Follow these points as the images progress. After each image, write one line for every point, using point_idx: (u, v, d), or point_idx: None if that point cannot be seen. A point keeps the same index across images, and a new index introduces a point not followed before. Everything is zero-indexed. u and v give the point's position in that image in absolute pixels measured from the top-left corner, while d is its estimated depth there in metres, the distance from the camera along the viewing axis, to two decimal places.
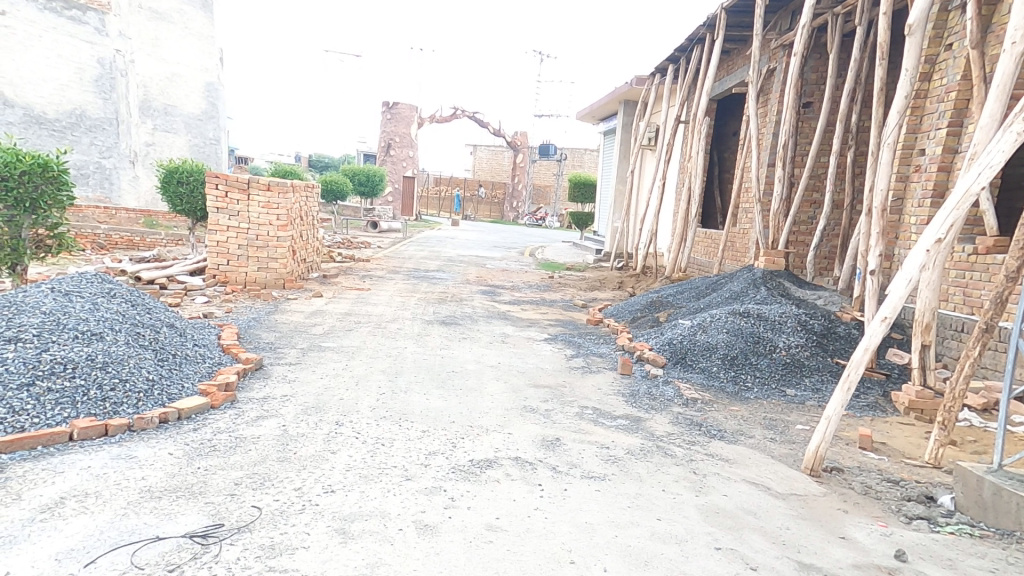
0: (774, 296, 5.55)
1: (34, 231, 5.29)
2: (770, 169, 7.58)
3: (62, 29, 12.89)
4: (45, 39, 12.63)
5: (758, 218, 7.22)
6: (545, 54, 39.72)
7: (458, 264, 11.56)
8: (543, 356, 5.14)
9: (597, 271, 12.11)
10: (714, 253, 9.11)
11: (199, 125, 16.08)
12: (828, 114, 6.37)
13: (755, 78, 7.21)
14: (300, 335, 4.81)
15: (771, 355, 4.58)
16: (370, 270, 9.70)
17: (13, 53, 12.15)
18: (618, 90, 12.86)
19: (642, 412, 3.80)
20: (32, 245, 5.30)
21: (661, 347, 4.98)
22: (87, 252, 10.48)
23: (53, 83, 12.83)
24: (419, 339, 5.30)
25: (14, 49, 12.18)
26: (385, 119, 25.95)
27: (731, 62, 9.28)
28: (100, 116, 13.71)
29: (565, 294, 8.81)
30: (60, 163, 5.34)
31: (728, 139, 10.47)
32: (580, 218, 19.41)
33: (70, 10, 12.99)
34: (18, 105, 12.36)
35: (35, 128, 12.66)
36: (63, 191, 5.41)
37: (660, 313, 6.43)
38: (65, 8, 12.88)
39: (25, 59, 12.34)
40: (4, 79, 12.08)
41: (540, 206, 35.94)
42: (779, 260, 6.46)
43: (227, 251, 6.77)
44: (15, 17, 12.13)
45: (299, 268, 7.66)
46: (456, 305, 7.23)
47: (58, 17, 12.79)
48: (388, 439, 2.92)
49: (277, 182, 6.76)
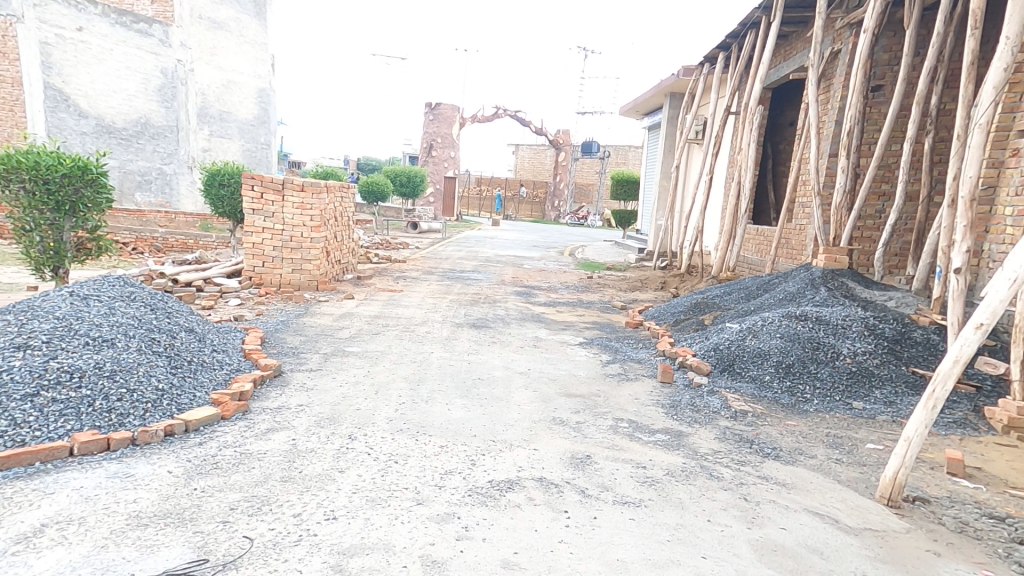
0: (835, 297, 5.03)
1: (75, 234, 5.41)
2: (833, 159, 6.96)
3: (131, 43, 13.39)
4: (116, 52, 13.07)
5: (818, 212, 6.63)
6: (589, 48, 39.08)
7: (495, 264, 11.36)
8: (576, 362, 4.83)
9: (639, 270, 11.62)
10: (767, 251, 8.51)
11: (252, 130, 16.93)
12: (902, 96, 5.77)
13: (816, 61, 6.63)
14: (326, 339, 4.69)
15: (833, 363, 4.09)
16: (405, 271, 9.63)
17: (87, 67, 12.54)
18: (664, 82, 12.35)
19: (683, 425, 3.43)
20: (74, 247, 5.43)
21: (707, 353, 4.57)
22: (145, 256, 10.83)
23: (122, 94, 13.31)
24: (447, 343, 5.10)
25: (89, 62, 12.59)
26: (427, 120, 26.11)
27: (789, 46, 8.66)
28: (163, 124, 14.24)
29: (604, 295, 8.44)
30: (99, 165, 5.41)
31: (784, 129, 9.82)
32: (623, 217, 18.89)
33: (138, 24, 13.48)
34: (91, 116, 12.81)
35: (107, 137, 13.13)
36: (102, 194, 5.48)
37: (706, 316, 5.98)
38: (133, 21, 13.38)
39: (99, 73, 12.79)
40: (80, 92, 12.51)
41: (581, 205, 35.46)
42: (842, 257, 5.89)
43: (262, 252, 6.77)
44: (90, 32, 12.53)
45: (333, 270, 7.64)
46: (489, 307, 7.01)
47: (127, 31, 13.26)
48: (402, 455, 2.70)
49: (310, 182, 6.73)
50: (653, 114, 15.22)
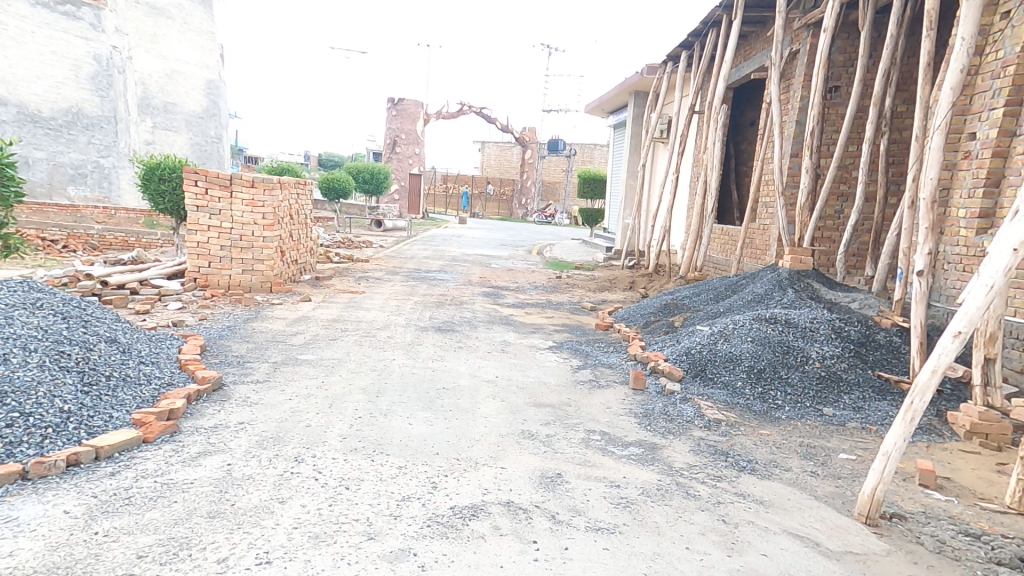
0: (803, 299, 4.98)
1: None
2: (795, 159, 6.97)
3: (57, 25, 12.52)
4: (38, 35, 12.26)
5: (782, 213, 6.63)
6: (554, 45, 39.03)
7: (462, 264, 11.10)
8: (546, 369, 4.62)
9: (607, 270, 11.55)
10: (732, 251, 8.52)
11: (201, 123, 16.05)
12: (858, 97, 5.79)
13: (777, 60, 6.61)
14: (276, 347, 4.34)
15: (802, 368, 4.01)
16: (368, 271, 9.26)
17: (4, 51, 11.80)
18: (628, 79, 12.28)
19: (657, 437, 3.27)
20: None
21: (678, 358, 4.45)
22: (81, 254, 10.13)
23: (49, 80, 12.47)
24: (410, 349, 4.82)
25: (8, 45, 11.85)
26: (390, 115, 25.37)
27: (749, 46, 8.68)
28: (98, 114, 13.35)
29: (573, 295, 8.30)
30: (3, 156, 5.29)
31: (745, 129, 9.89)
32: (590, 215, 18.87)
33: (64, 6, 12.61)
34: (11, 103, 11.98)
35: (30, 127, 12.28)
36: (4, 186, 5.34)
37: (676, 318, 5.90)
38: (58, 2, 12.51)
39: (19, 56, 12.00)
40: None
41: (549, 203, 35.42)
42: (806, 258, 5.84)
43: (208, 252, 6.35)
44: (5, 12, 11.77)
45: (289, 270, 7.25)
46: (456, 309, 6.76)
47: (51, 13, 12.41)
48: (355, 480, 2.43)
49: (262, 178, 6.33)
50: (619, 112, 15.17)
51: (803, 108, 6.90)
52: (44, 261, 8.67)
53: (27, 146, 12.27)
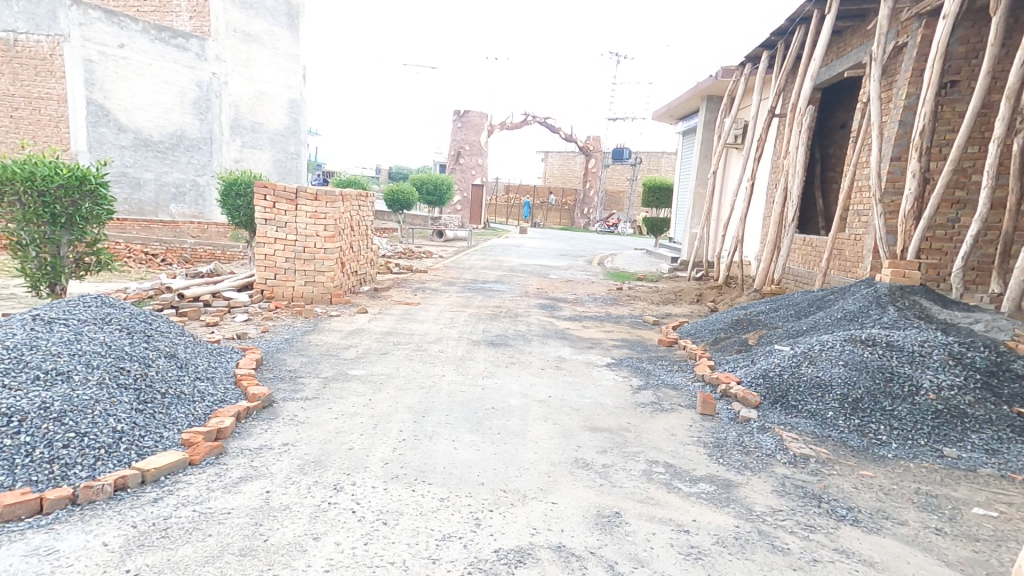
0: (907, 319, 4.43)
1: (74, 248, 5.56)
2: (897, 163, 6.28)
3: (169, 57, 13.52)
4: (153, 67, 13.22)
5: (879, 222, 6.00)
6: (620, 54, 38.52)
7: (519, 274, 10.94)
8: (603, 388, 4.31)
9: (671, 281, 11.00)
10: (818, 263, 7.83)
11: (282, 140, 17.13)
12: (984, 91, 5.12)
13: (880, 53, 6.00)
14: (328, 361, 4.32)
15: (912, 400, 3.50)
16: (426, 282, 9.29)
17: (127, 82, 12.73)
18: (701, 83, 11.72)
19: (731, 472, 2.90)
20: (73, 263, 5.58)
21: (753, 381, 4.03)
22: (174, 267, 10.80)
23: (158, 108, 13.45)
24: (461, 364, 4.67)
25: (129, 77, 12.77)
26: (456, 127, 25.92)
27: (844, 42, 7.99)
28: (196, 137, 14.29)
29: (635, 308, 7.90)
30: (99, 176, 5.53)
31: (835, 132, 9.14)
32: (653, 224, 18.25)
33: (176, 39, 13.61)
34: (129, 130, 12.94)
35: (142, 151, 13.24)
36: (101, 206, 5.60)
37: (749, 335, 5.43)
38: (172, 36, 13.52)
39: (137, 88, 12.94)
40: (120, 106, 12.68)
41: (610, 212, 34.84)
42: (913, 272, 5.24)
43: (274, 264, 6.52)
44: (131, 48, 12.71)
45: (349, 282, 7.35)
46: (510, 321, 6.57)
47: (165, 46, 13.43)
48: (393, 514, 2.26)
49: (324, 191, 6.47)
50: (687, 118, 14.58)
51: (910, 107, 6.20)
52: (142, 274, 9.32)
53: (138, 168, 13.19)
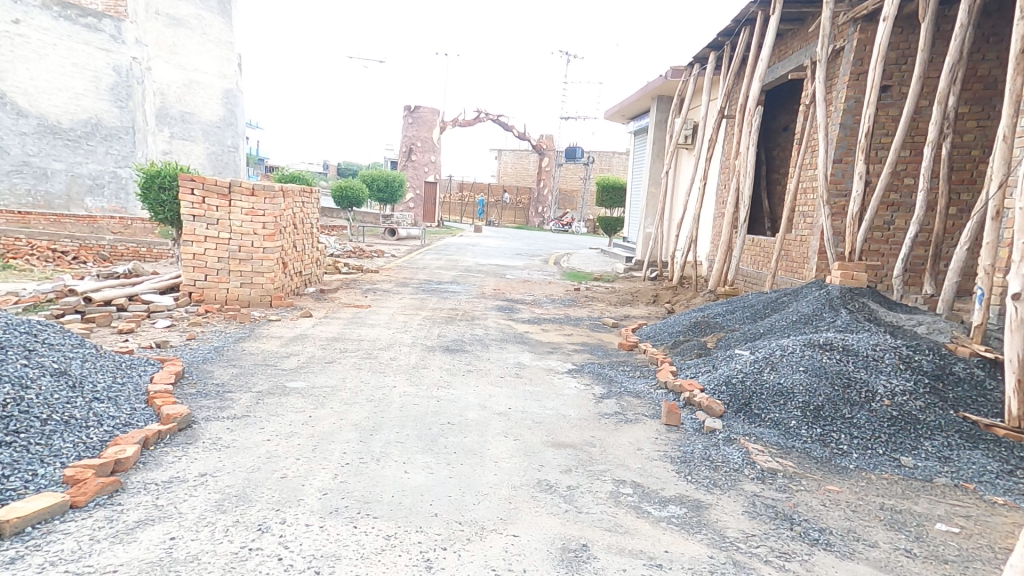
0: (859, 321, 4.42)
1: None
2: (838, 165, 6.40)
3: (78, 37, 12.40)
4: (59, 47, 12.10)
5: (826, 223, 6.07)
6: (572, 53, 38.79)
7: (476, 274, 10.65)
8: (564, 398, 4.10)
9: (628, 282, 11.00)
10: (767, 264, 7.91)
11: (217, 132, 16.30)
12: (916, 96, 5.21)
13: (824, 56, 6.06)
14: (264, 372, 3.90)
15: (869, 406, 3.41)
16: (377, 282, 8.86)
17: (27, 63, 11.58)
18: (651, 84, 11.78)
19: (700, 492, 2.73)
20: None
21: (717, 389, 3.90)
22: (91, 265, 9.91)
23: (69, 92, 12.33)
24: (414, 373, 4.34)
25: (30, 57, 11.64)
26: (406, 123, 25.27)
27: (784, 45, 8.17)
28: (116, 125, 13.25)
29: (593, 310, 7.78)
30: None
31: (777, 134, 9.33)
32: (608, 223, 18.36)
33: (85, 18, 12.50)
34: (32, 115, 11.77)
35: (50, 139, 12.10)
36: None
37: (707, 338, 5.37)
38: (80, 15, 12.40)
39: (41, 69, 11.81)
40: (18, 89, 11.48)
41: (566, 211, 35.03)
42: (860, 273, 5.25)
43: (205, 265, 6.01)
44: (28, 25, 11.55)
45: (292, 283, 6.88)
46: (466, 325, 6.28)
47: (72, 25, 12.29)
48: (330, 559, 1.94)
49: (262, 186, 6.01)
50: (638, 118, 14.69)
51: (848, 110, 6.32)
52: (48, 274, 8.44)
53: (46, 157, 12.06)
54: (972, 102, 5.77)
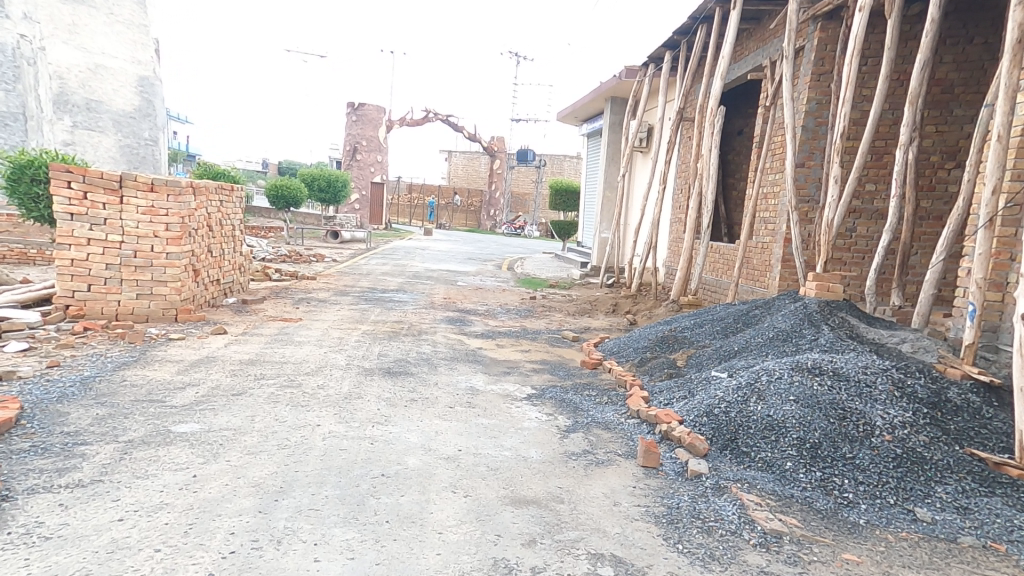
0: (842, 339, 4.06)
1: None
2: (802, 170, 6.11)
3: None
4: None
5: (795, 230, 5.76)
6: (522, 55, 38.57)
7: (424, 281, 9.93)
8: (524, 435, 3.50)
9: (584, 289, 10.58)
10: (729, 273, 7.61)
11: (131, 123, 14.72)
12: (884, 97, 4.92)
13: (791, 52, 5.73)
14: (144, 413, 3.09)
15: (870, 443, 3.00)
16: (313, 291, 7.98)
17: None
18: (605, 84, 11.44)
19: (694, 569, 2.18)
20: None
21: (697, 422, 3.44)
22: None
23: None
24: (344, 406, 3.61)
25: None
26: (350, 121, 24.09)
27: (740, 46, 7.94)
28: (2, 110, 11.67)
29: (551, 321, 7.25)
30: None
31: (732, 138, 9.13)
32: (562, 226, 18.03)
33: None
34: None
35: None
36: None
37: (677, 355, 4.94)
38: None
39: None
40: None
41: (519, 214, 34.66)
42: (836, 284, 4.91)
43: (90, 273, 5.12)
44: None
45: (204, 294, 6.02)
46: (412, 341, 5.58)
47: None
48: None
49: (164, 181, 5.25)
50: (592, 120, 14.34)
51: (810, 112, 6.06)
52: None
53: None
54: (932, 107, 5.61)
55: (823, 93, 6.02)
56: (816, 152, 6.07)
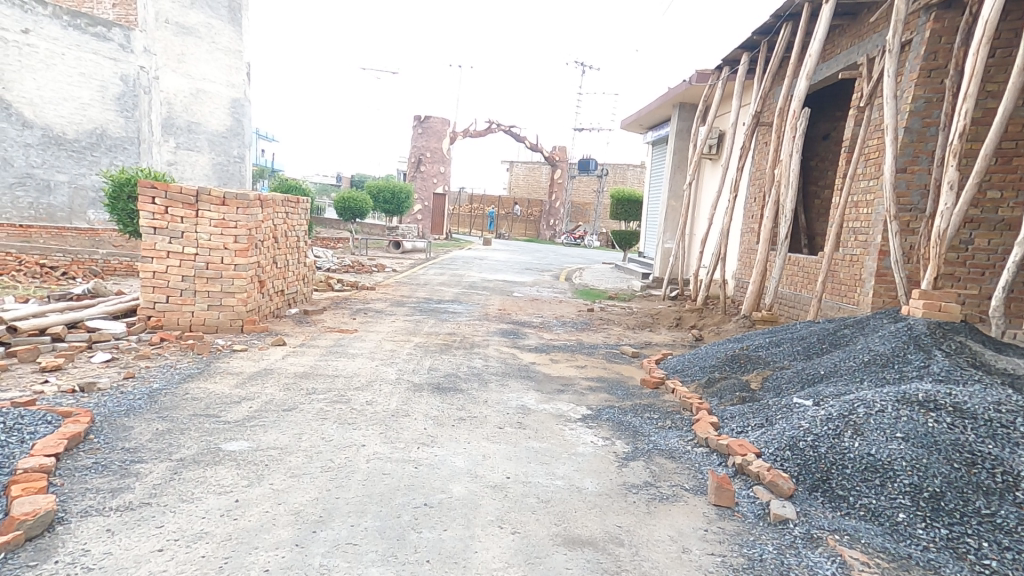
0: (964, 369, 3.54)
1: None
2: (903, 175, 5.50)
3: (86, 47, 11.91)
4: (67, 57, 11.61)
5: (894, 241, 5.15)
6: (585, 64, 38.32)
7: (481, 292, 9.83)
8: (578, 462, 3.21)
9: (646, 301, 10.12)
10: (811, 287, 6.98)
11: (223, 142, 15.70)
12: (1018, 91, 4.29)
13: (897, 44, 5.15)
14: (198, 428, 3.07)
15: (1013, 497, 2.52)
16: (371, 302, 8.06)
17: (34, 73, 11.09)
18: (674, 90, 10.97)
19: None
20: None
21: (779, 457, 3.08)
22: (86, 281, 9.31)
23: (75, 102, 11.82)
24: (390, 425, 3.48)
25: (37, 68, 11.15)
26: (416, 134, 24.65)
27: (832, 44, 7.32)
28: (121, 136, 12.73)
29: (610, 335, 6.91)
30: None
31: (816, 143, 8.46)
32: (622, 236, 17.53)
33: (95, 27, 12.03)
34: (38, 126, 11.24)
35: (55, 150, 11.56)
36: None
37: (751, 376, 4.50)
38: (88, 24, 11.91)
39: (48, 78, 11.32)
40: (25, 99, 11.00)
41: (577, 224, 34.29)
42: (952, 304, 4.32)
43: (167, 285, 5.32)
44: (38, 35, 11.11)
45: (269, 305, 6.16)
46: (465, 355, 5.43)
47: (81, 35, 11.81)
48: None
49: (234, 195, 5.44)
50: (657, 127, 13.85)
51: (916, 112, 5.44)
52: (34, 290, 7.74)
53: (50, 169, 11.50)
54: None
55: (934, 91, 5.38)
56: (922, 155, 5.44)
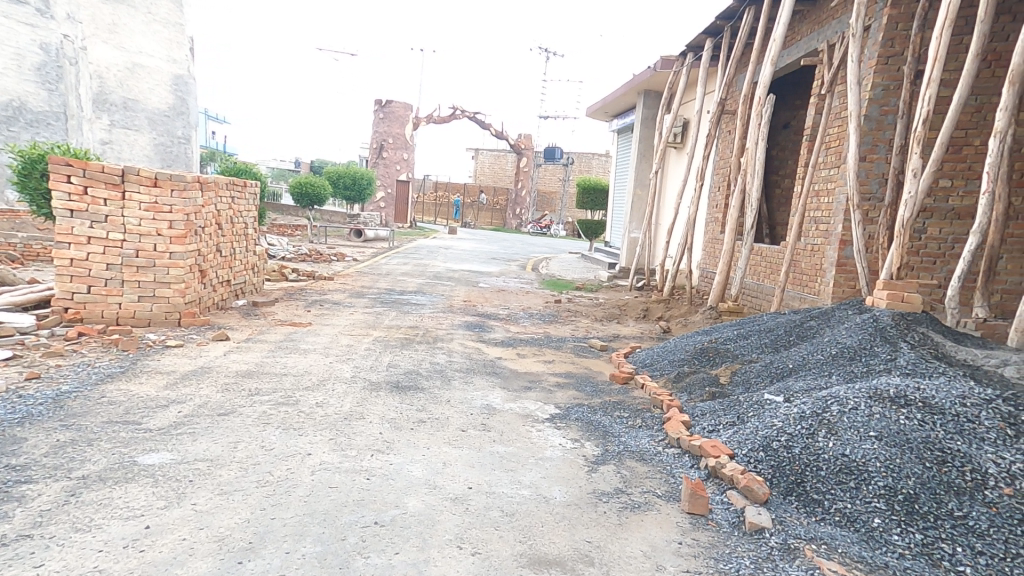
0: (927, 360, 3.48)
1: None
2: (862, 164, 5.47)
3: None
4: None
5: (856, 231, 5.11)
6: (550, 50, 38.00)
7: (445, 282, 9.51)
8: (547, 468, 3.00)
9: (612, 292, 10.01)
10: (774, 277, 6.96)
11: (165, 121, 14.77)
12: (973, 77, 4.24)
13: (859, 28, 5.06)
14: (110, 438, 2.72)
15: (984, 497, 2.43)
16: (327, 292, 7.64)
17: None
18: (638, 77, 10.82)
19: None
20: None
21: (752, 458, 2.93)
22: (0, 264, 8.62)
23: None
24: (342, 430, 3.17)
25: None
26: (377, 118, 23.83)
27: (791, 30, 7.27)
28: (44, 109, 11.62)
29: (578, 328, 6.73)
30: None
31: (776, 132, 8.47)
32: (589, 225, 17.42)
33: None
34: None
35: None
36: None
37: (719, 370, 4.38)
38: None
39: None
40: None
41: (544, 213, 34.14)
42: (914, 293, 4.29)
43: (89, 274, 4.82)
44: None
45: (211, 296, 5.71)
46: (426, 350, 5.14)
47: None
48: None
49: (167, 175, 4.96)
50: (623, 115, 13.72)
51: (874, 99, 5.40)
52: None
53: None
54: None
55: (891, 78, 5.35)
56: (880, 143, 5.41)
